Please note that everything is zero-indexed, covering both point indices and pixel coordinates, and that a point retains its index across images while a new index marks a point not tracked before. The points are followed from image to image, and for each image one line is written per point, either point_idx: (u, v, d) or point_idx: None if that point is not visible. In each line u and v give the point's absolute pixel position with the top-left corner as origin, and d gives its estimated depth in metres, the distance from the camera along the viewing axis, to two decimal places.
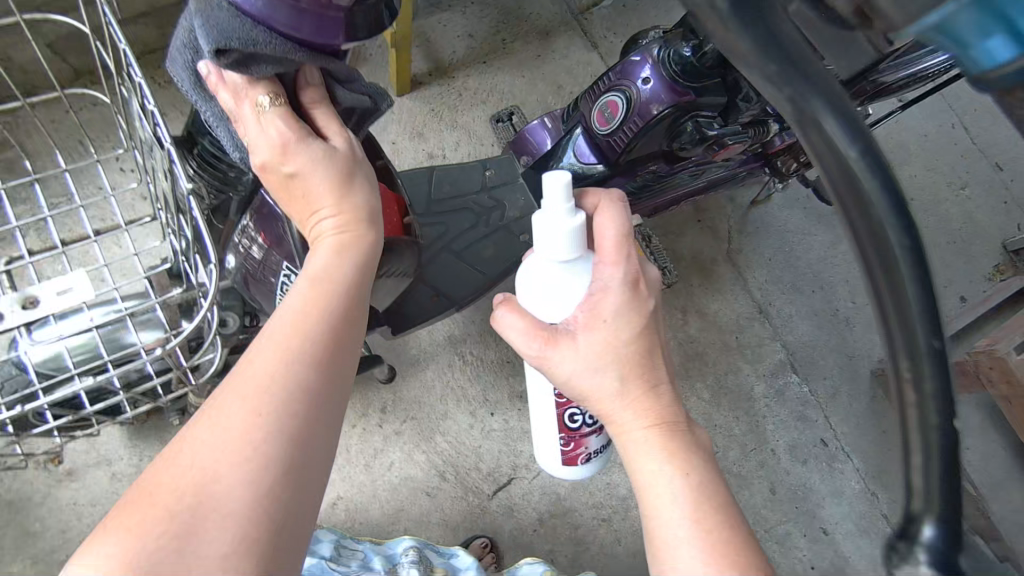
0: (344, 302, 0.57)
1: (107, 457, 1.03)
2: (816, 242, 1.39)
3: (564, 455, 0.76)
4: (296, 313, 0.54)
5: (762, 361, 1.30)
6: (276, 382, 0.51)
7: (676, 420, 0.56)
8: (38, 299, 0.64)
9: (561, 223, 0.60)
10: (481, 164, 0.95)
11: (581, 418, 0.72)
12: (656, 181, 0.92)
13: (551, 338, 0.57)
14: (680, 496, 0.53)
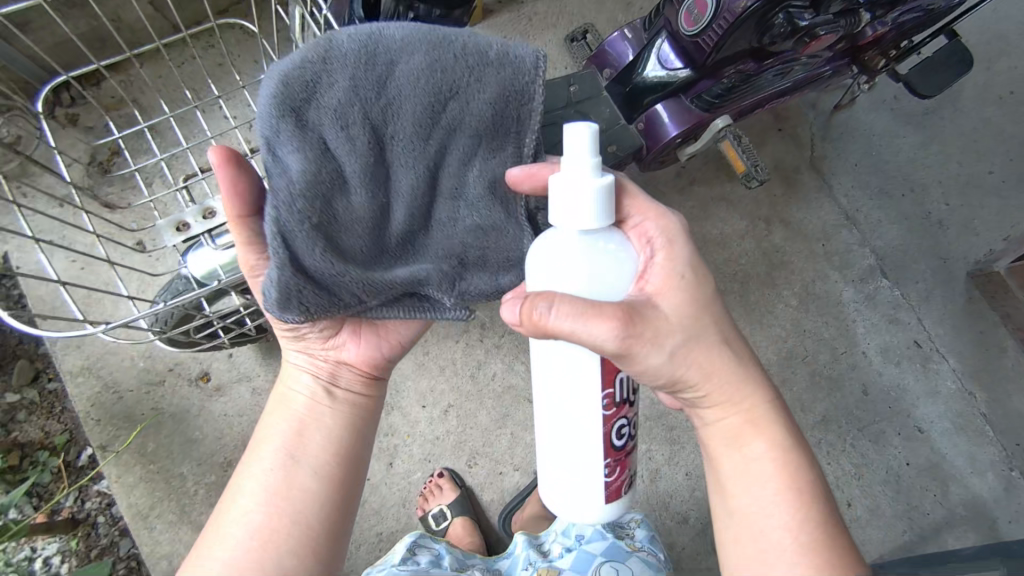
0: (321, 433, 0.76)
1: (247, 375, 1.17)
2: (906, 144, 1.34)
3: (609, 487, 0.65)
4: (283, 449, 0.74)
5: (850, 267, 1.30)
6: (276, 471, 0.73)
7: (782, 418, 0.64)
8: (214, 210, 0.77)
9: (589, 185, 0.56)
10: (565, 80, 0.95)
11: (626, 431, 0.64)
12: (744, 82, 0.91)
13: (645, 332, 0.56)
14: (785, 498, 0.61)
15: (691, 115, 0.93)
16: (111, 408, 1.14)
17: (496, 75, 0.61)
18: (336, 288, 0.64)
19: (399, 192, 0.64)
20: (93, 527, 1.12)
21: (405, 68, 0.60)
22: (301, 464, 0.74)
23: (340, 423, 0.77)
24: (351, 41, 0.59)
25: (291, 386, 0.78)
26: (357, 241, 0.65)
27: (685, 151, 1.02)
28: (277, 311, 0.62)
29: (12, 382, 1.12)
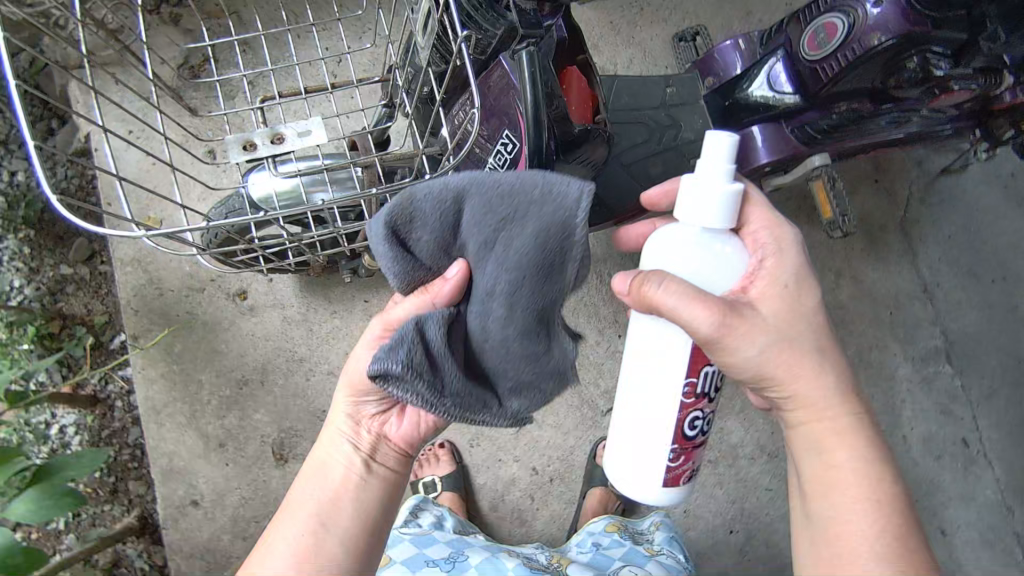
0: (349, 512, 0.65)
1: (281, 302, 1.18)
2: (1012, 227, 1.24)
3: (669, 474, 0.58)
4: (308, 523, 0.64)
5: (914, 344, 1.22)
6: (308, 545, 0.62)
7: (868, 433, 0.57)
8: (285, 137, 0.69)
9: (717, 186, 0.53)
10: (664, 80, 0.91)
11: (702, 424, 0.58)
12: (855, 122, 0.83)
13: (741, 324, 0.52)
14: (874, 538, 0.54)
15: (789, 145, 0.86)
16: (150, 302, 1.17)
17: (555, 205, 0.53)
18: (436, 365, 0.56)
19: (475, 303, 0.58)
20: (110, 410, 1.16)
21: (471, 205, 0.56)
22: (321, 548, 0.63)
23: (371, 502, 0.67)
24: (428, 199, 0.56)
25: (328, 449, 0.68)
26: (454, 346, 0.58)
27: (771, 181, 0.95)
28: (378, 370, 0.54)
29: (68, 257, 1.18)
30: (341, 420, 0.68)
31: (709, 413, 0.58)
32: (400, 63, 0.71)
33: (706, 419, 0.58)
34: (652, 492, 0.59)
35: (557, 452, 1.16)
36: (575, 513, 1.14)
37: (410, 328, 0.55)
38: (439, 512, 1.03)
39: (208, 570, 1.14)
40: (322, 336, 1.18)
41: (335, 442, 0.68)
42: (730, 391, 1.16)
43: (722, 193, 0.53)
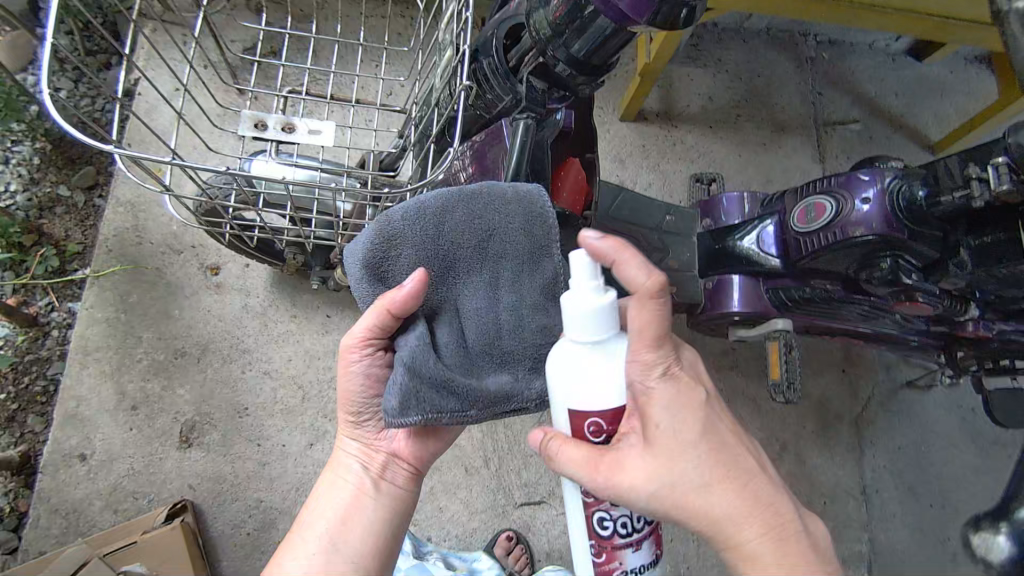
0: (361, 531, 0.66)
1: (248, 291, 1.19)
2: (959, 458, 1.25)
3: (597, 572, 0.58)
4: (320, 542, 0.63)
5: (841, 540, 1.19)
6: (320, 560, 0.62)
7: (794, 548, 0.49)
8: (296, 128, 0.72)
9: (586, 301, 0.52)
10: (664, 207, 0.96)
11: (616, 523, 0.57)
12: (824, 301, 0.88)
13: (608, 472, 0.52)
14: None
15: (761, 303, 0.90)
16: (126, 247, 1.18)
17: (523, 209, 0.60)
18: (451, 386, 0.57)
19: (466, 316, 0.62)
20: (43, 336, 1.13)
21: (455, 214, 0.61)
22: (334, 566, 0.62)
23: (381, 523, 0.68)
24: (405, 218, 0.60)
25: (334, 478, 0.69)
26: (444, 356, 0.60)
27: (737, 332, 0.97)
28: (394, 418, 0.56)
29: (70, 181, 1.19)
30: (350, 446, 0.71)
31: (626, 514, 0.56)
32: (422, 108, 0.75)
33: (625, 521, 0.56)
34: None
35: (457, 528, 1.12)
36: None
37: (404, 377, 0.56)
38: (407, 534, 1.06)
39: (64, 531, 1.07)
40: (274, 336, 1.18)
41: (343, 468, 0.70)
42: None
43: (588, 317, 0.53)
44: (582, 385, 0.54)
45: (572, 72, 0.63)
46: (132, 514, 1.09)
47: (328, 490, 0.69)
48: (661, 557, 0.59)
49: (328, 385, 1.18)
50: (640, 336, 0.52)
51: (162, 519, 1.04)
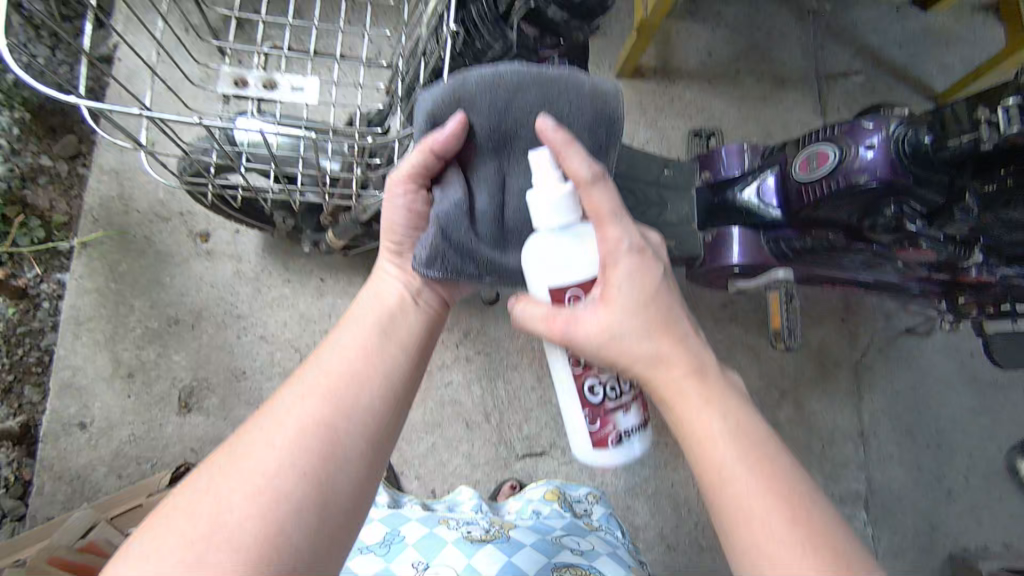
0: (390, 352, 0.61)
1: (239, 256, 1.17)
2: (957, 401, 1.26)
3: (592, 438, 0.62)
4: (354, 348, 0.60)
5: (837, 482, 1.21)
6: (347, 368, 0.58)
7: (713, 386, 0.56)
8: (277, 84, 0.69)
9: (552, 190, 0.56)
10: (664, 161, 0.92)
11: (604, 389, 0.62)
12: (825, 250, 0.86)
13: (570, 320, 0.57)
14: (784, 538, 0.48)
15: (761, 254, 0.88)
16: (112, 216, 1.15)
17: (595, 103, 0.61)
18: (472, 253, 0.63)
19: (510, 192, 0.64)
20: (34, 309, 1.10)
21: (525, 94, 0.60)
22: (363, 374, 0.58)
23: (418, 334, 0.65)
24: (479, 86, 0.59)
25: (375, 288, 0.67)
26: (483, 230, 0.63)
27: (737, 284, 0.96)
28: (421, 267, 0.63)
29: (52, 150, 1.14)
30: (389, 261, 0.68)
31: (612, 377, 0.62)
32: (408, 62, 0.72)
33: (612, 384, 0.62)
34: (585, 453, 0.63)
35: (459, 483, 1.13)
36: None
37: (436, 237, 0.62)
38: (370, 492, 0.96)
39: (71, 497, 1.08)
40: (267, 300, 1.16)
41: (382, 278, 0.68)
42: (645, 474, 1.16)
43: (548, 201, 0.56)
44: (551, 263, 0.57)
45: (565, 16, 0.59)
46: (138, 479, 1.10)
47: (362, 305, 0.66)
48: (646, 423, 0.65)
49: None
50: (599, 218, 0.57)
51: (166, 482, 1.05)
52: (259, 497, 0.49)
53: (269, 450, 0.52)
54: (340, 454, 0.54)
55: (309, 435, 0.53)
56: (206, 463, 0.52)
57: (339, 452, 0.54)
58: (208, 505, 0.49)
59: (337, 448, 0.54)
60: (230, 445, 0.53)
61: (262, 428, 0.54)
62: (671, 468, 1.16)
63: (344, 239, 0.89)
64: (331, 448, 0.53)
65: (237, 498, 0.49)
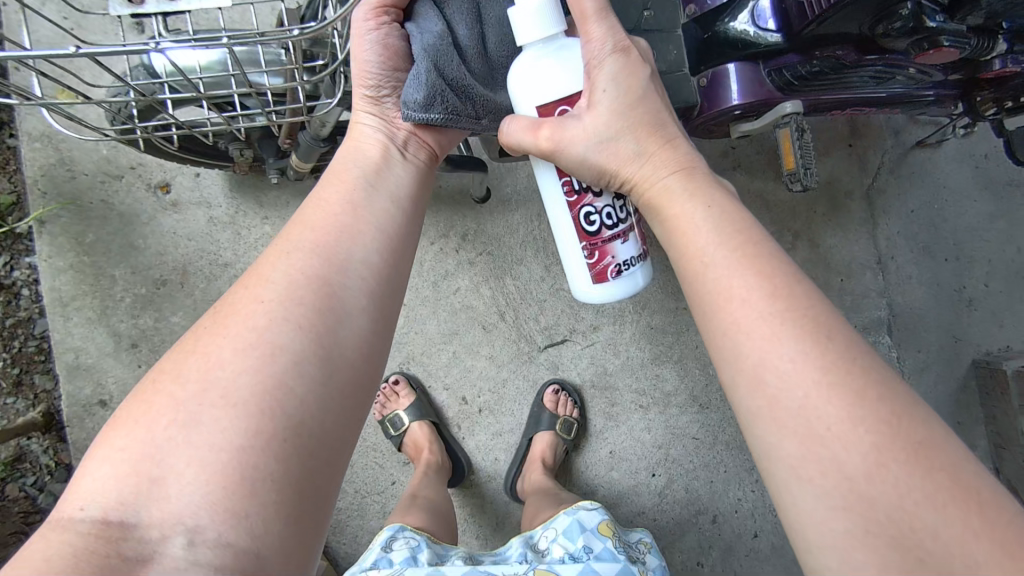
0: (377, 204, 0.59)
1: (208, 201, 1.09)
2: (974, 208, 1.22)
3: (591, 270, 0.61)
4: (334, 203, 0.57)
5: (859, 313, 1.21)
6: (331, 220, 0.56)
7: (730, 225, 0.52)
8: None
9: (531, 3, 0.55)
10: (641, 1, 0.77)
11: (599, 218, 0.61)
12: (833, 71, 0.79)
13: (558, 126, 0.57)
14: (833, 413, 0.43)
15: (762, 89, 0.79)
16: (60, 185, 1.07)
17: None
18: (467, 92, 0.61)
19: (488, 22, 0.61)
20: (14, 298, 1.06)
21: None
22: (349, 224, 0.56)
23: (403, 185, 0.63)
24: None
25: (349, 143, 0.64)
26: (471, 64, 0.61)
27: (739, 126, 0.87)
28: (419, 111, 0.59)
29: None
30: (355, 112, 0.65)
31: (610, 203, 0.61)
32: None
33: (610, 211, 0.61)
34: (581, 288, 0.63)
35: (487, 384, 1.13)
36: (516, 454, 1.12)
37: (430, 72, 0.58)
38: (415, 541, 0.85)
39: None
40: (249, 243, 1.10)
41: (352, 133, 0.64)
42: (669, 341, 1.15)
43: (530, 12, 0.55)
44: (537, 80, 0.58)
45: None
46: None
47: (336, 161, 0.62)
48: (648, 253, 0.64)
49: None
50: (583, 19, 0.58)
51: None
52: (253, 357, 0.47)
53: (261, 310, 0.49)
54: (340, 304, 0.52)
55: (300, 292, 0.51)
56: (192, 331, 0.50)
57: (336, 302, 0.51)
58: (198, 370, 0.47)
59: (332, 300, 0.51)
60: (217, 311, 0.51)
61: (253, 290, 0.51)
62: (694, 330, 1.16)
63: (311, 160, 0.82)
64: (324, 306, 0.51)
65: (226, 357, 0.47)
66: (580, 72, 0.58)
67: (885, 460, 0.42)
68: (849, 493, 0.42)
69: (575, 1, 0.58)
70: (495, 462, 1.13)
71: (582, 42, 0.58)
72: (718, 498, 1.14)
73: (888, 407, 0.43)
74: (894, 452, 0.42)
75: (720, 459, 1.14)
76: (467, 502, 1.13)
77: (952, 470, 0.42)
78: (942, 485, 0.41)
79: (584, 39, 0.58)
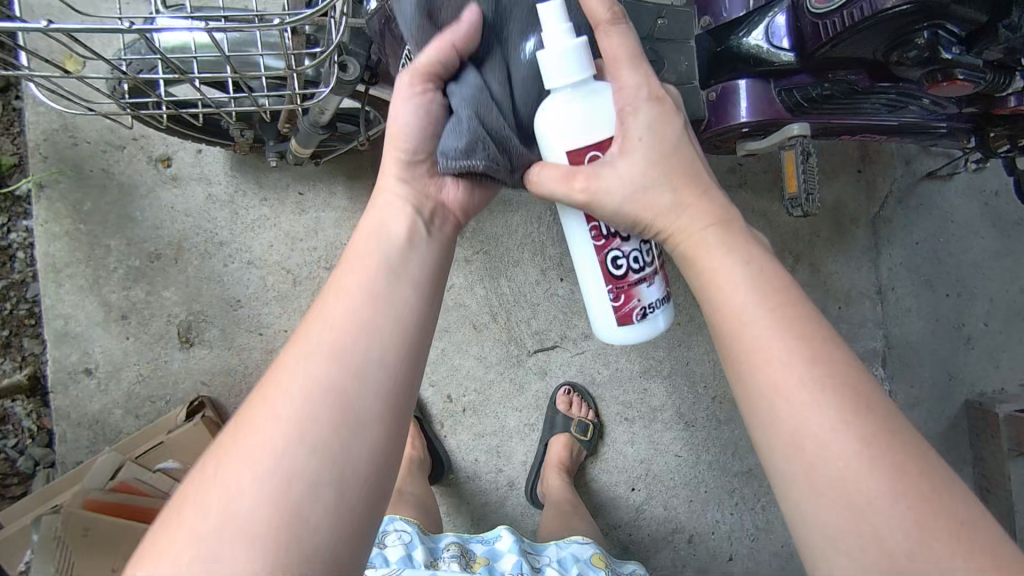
0: (402, 289, 0.53)
1: (208, 178, 1.09)
2: (979, 245, 1.21)
3: (614, 313, 0.58)
4: (356, 293, 0.51)
5: (854, 341, 1.19)
6: (351, 318, 0.50)
7: (772, 284, 0.49)
8: None
9: (559, 44, 0.51)
10: (656, 9, 0.75)
11: (627, 260, 0.57)
12: (845, 96, 0.78)
13: (590, 176, 0.52)
14: (872, 486, 0.41)
15: (772, 108, 0.78)
16: (62, 151, 1.06)
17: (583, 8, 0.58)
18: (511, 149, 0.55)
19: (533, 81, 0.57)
20: (8, 260, 1.06)
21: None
22: (371, 320, 0.50)
23: (432, 263, 0.56)
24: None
25: (375, 216, 0.57)
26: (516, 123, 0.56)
27: (747, 144, 0.86)
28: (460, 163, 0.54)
29: None
30: (384, 182, 0.58)
31: (637, 247, 0.57)
32: None
33: (637, 254, 0.57)
34: (605, 328, 0.59)
35: (474, 383, 1.12)
36: (535, 458, 1.12)
37: (475, 124, 0.53)
38: (407, 534, 0.87)
39: (93, 441, 1.08)
40: (246, 223, 1.10)
41: (379, 205, 0.57)
42: (660, 354, 1.14)
43: (561, 54, 0.51)
44: (569, 124, 0.53)
45: None
46: (155, 417, 1.09)
47: (360, 237, 0.56)
48: (672, 295, 0.61)
49: (317, 266, 1.11)
50: (615, 63, 0.54)
51: (182, 417, 1.03)
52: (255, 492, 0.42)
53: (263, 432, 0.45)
54: (357, 412, 0.46)
55: (308, 409, 0.45)
56: (210, 448, 0.46)
57: (353, 407, 0.46)
58: (212, 501, 0.43)
59: (348, 409, 0.46)
60: (233, 427, 0.46)
61: (268, 402, 0.46)
62: (686, 345, 1.14)
63: (311, 147, 0.81)
64: (340, 419, 0.46)
65: (239, 488, 0.43)
66: (612, 119, 0.53)
67: (928, 539, 0.40)
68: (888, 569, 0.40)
69: (607, 45, 0.54)
70: (475, 463, 1.13)
71: (614, 86, 0.54)
72: (696, 518, 1.13)
73: (925, 479, 0.42)
74: (934, 529, 0.40)
75: (701, 477, 1.14)
76: (448, 498, 1.12)
77: (987, 546, 0.41)
78: (978, 561, 0.40)
79: (615, 83, 0.54)
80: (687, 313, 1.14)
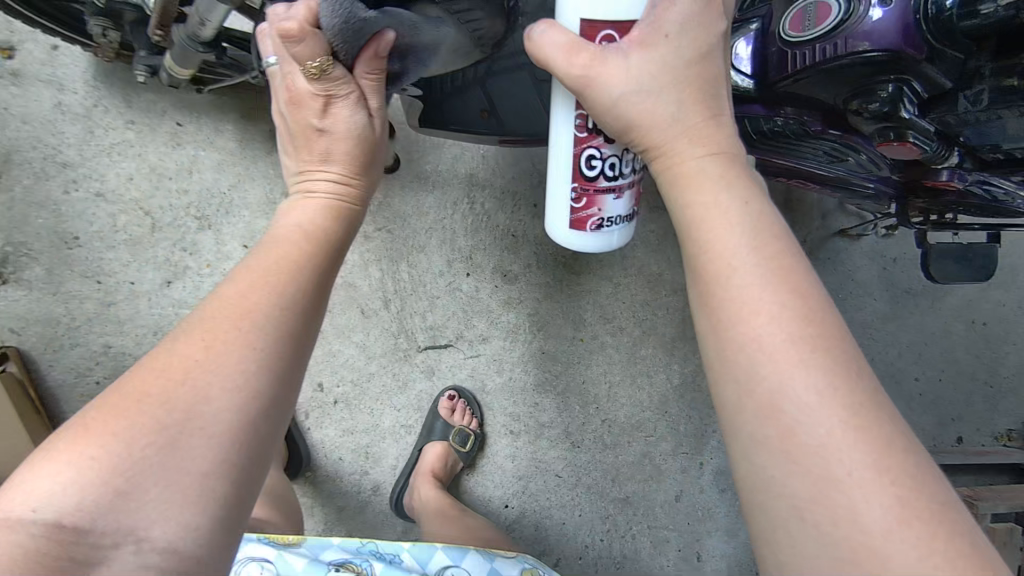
0: (259, 421, 0.39)
1: (60, 83, 0.89)
2: (872, 305, 1.25)
3: (571, 213, 0.53)
4: (204, 418, 0.37)
5: None
6: (198, 452, 0.37)
7: (765, 229, 0.42)
8: None
9: None
10: None
11: (603, 163, 0.51)
12: (796, 136, 0.73)
13: (599, 53, 0.46)
14: (856, 462, 0.36)
15: None
16: None
17: None
18: None
19: None
20: None
21: None
22: (219, 466, 0.37)
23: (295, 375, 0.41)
24: None
25: (245, 302, 0.41)
26: None
27: None
28: None
29: None
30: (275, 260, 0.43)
31: (618, 151, 0.51)
32: None
33: (615, 160, 0.51)
34: (556, 228, 0.55)
35: (352, 373, 1.00)
36: (405, 467, 1.02)
37: None
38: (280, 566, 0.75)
39: None
40: (103, 146, 0.91)
41: (256, 283, 0.42)
42: (559, 369, 1.08)
43: None
44: None
45: None
46: None
47: (232, 321, 0.40)
48: (638, 216, 0.55)
49: (184, 212, 0.93)
50: None
51: None
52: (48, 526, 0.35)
53: (85, 455, 0.36)
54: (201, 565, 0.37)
55: (136, 465, 0.36)
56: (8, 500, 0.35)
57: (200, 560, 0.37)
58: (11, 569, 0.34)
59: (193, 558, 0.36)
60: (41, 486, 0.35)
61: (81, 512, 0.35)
62: (585, 363, 1.09)
63: (189, 67, 0.66)
64: (161, 492, 0.36)
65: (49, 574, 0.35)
66: None
67: (909, 519, 0.35)
68: (857, 548, 0.35)
69: None
70: (338, 462, 1.01)
71: None
72: (565, 542, 1.08)
73: (909, 459, 0.37)
74: (918, 509, 0.36)
75: (577, 500, 1.09)
76: (307, 490, 1.00)
77: (970, 542, 0.36)
78: (960, 553, 0.35)
79: None
80: (591, 330, 1.09)
